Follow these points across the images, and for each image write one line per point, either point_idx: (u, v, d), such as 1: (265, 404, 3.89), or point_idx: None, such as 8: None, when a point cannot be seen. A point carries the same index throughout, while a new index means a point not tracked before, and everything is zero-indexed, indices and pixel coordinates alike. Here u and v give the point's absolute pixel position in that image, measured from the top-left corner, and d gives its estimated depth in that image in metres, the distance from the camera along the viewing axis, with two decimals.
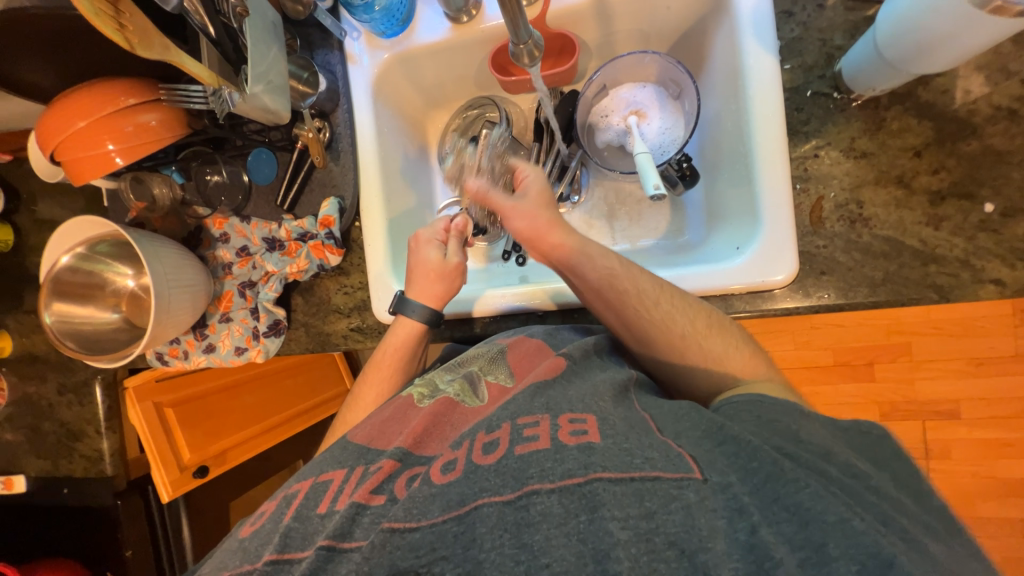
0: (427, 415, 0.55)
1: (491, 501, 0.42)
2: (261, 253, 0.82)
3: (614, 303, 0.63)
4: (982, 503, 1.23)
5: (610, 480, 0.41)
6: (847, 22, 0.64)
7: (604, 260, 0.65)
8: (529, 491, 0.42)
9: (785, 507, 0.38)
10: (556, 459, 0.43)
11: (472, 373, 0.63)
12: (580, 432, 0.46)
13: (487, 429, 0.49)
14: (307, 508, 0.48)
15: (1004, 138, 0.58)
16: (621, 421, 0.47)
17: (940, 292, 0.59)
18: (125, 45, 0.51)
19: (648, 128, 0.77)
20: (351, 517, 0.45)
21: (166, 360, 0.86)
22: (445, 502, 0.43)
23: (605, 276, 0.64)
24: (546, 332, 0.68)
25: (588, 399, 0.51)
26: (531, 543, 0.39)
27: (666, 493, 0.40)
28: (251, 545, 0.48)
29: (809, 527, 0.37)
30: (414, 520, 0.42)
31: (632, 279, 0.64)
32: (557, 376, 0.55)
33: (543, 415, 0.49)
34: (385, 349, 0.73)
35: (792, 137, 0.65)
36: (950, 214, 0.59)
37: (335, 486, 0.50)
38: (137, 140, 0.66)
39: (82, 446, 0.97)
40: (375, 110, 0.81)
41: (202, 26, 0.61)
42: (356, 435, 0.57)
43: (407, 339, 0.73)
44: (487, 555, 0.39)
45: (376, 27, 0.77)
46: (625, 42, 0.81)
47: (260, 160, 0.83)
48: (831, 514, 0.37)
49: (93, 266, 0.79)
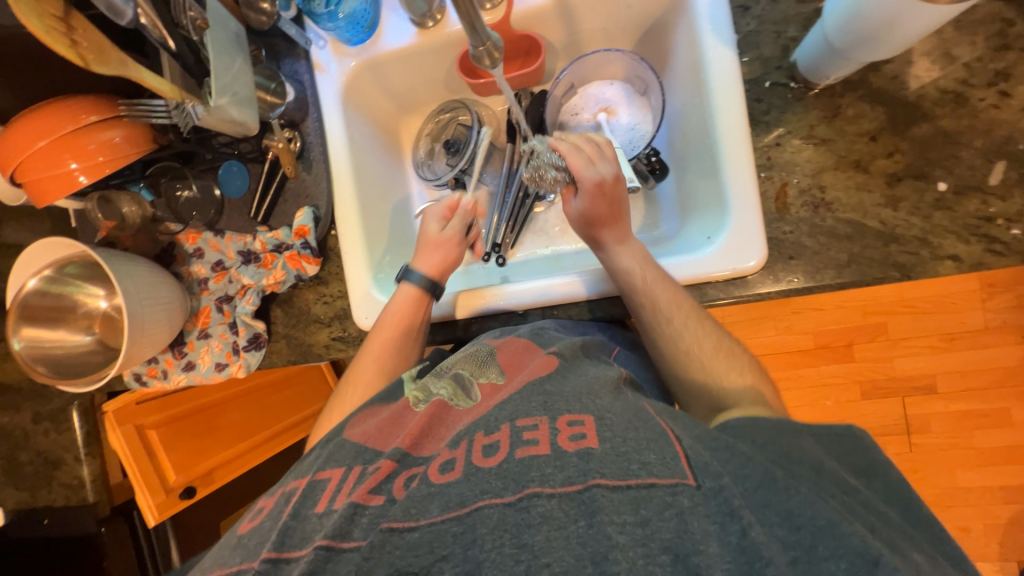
0: (423, 418, 0.55)
1: (492, 503, 0.42)
2: (237, 266, 0.81)
3: (643, 310, 0.66)
4: (963, 473, 1.27)
5: (608, 487, 0.41)
6: (800, 14, 0.66)
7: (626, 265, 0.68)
8: (530, 493, 0.42)
9: (776, 512, 0.39)
10: (556, 465, 0.44)
11: (461, 374, 0.63)
12: (579, 437, 0.46)
13: (486, 431, 0.49)
14: (303, 507, 0.48)
15: (953, 120, 0.61)
16: (619, 419, 0.48)
17: (902, 270, 0.62)
18: (79, 60, 0.51)
19: (617, 124, 0.79)
20: (349, 516, 0.44)
21: (144, 381, 0.85)
22: (444, 502, 0.43)
23: (636, 287, 0.67)
24: (533, 332, 0.69)
25: (570, 400, 0.51)
26: (531, 543, 0.40)
27: (661, 501, 0.40)
28: (250, 543, 0.48)
29: (800, 530, 0.38)
30: (412, 520, 0.42)
31: (653, 293, 0.65)
32: (553, 371, 0.57)
33: (542, 417, 0.49)
34: (387, 314, 0.74)
35: (754, 127, 0.67)
36: (907, 195, 0.62)
37: (334, 485, 0.50)
38: (101, 157, 0.64)
39: (62, 474, 0.94)
40: (345, 117, 0.81)
41: (161, 40, 0.59)
42: (354, 433, 0.57)
43: (406, 305, 0.74)
44: (487, 555, 0.40)
45: (342, 35, 0.77)
46: (591, 41, 0.82)
47: (231, 172, 0.82)
48: (821, 518, 0.39)
49: (62, 288, 0.78)
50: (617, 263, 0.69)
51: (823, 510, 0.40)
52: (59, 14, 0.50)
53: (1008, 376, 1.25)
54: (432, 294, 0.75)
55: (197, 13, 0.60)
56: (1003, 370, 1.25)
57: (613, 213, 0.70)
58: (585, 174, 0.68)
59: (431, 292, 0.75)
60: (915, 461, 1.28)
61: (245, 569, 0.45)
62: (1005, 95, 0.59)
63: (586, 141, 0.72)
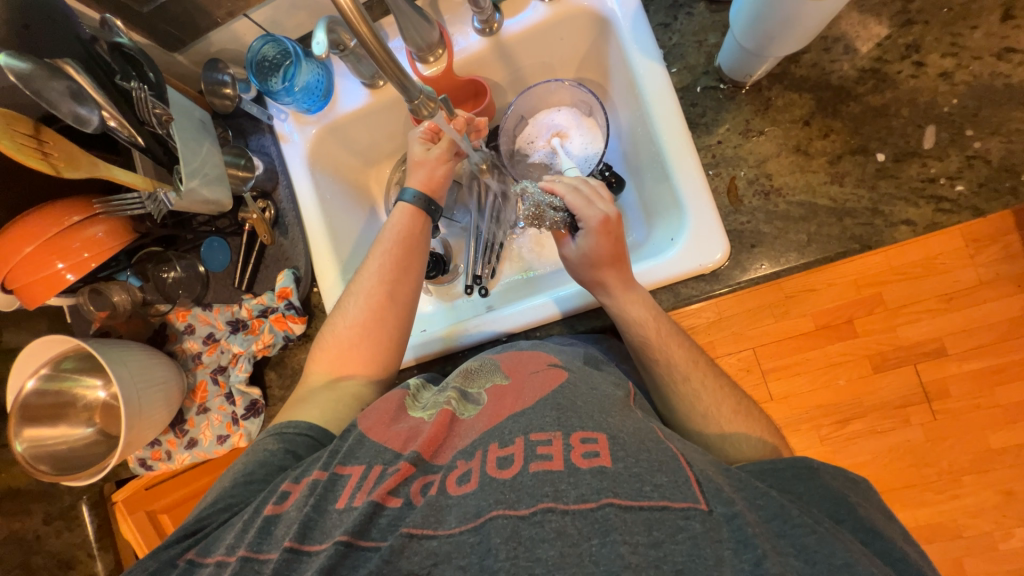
0: (437, 424, 0.56)
1: (506, 513, 0.43)
2: (227, 336, 0.83)
3: (658, 363, 0.64)
4: (995, 434, 0.97)
5: (620, 506, 0.42)
6: (716, 23, 0.71)
7: (637, 317, 0.65)
8: (544, 507, 0.43)
9: (791, 543, 0.40)
10: (570, 482, 0.44)
11: (466, 387, 0.64)
12: (592, 454, 0.46)
13: (501, 443, 0.50)
14: (325, 502, 0.50)
15: (877, 96, 0.64)
16: (632, 439, 0.48)
17: (861, 242, 0.63)
18: (52, 169, 0.56)
19: (571, 145, 0.83)
20: (369, 515, 0.47)
21: (149, 465, 0.85)
22: (462, 513, 0.45)
23: (645, 341, 0.65)
24: (534, 344, 0.70)
25: (555, 412, 0.52)
26: (546, 557, 0.40)
27: (674, 525, 0.41)
28: (276, 533, 0.49)
29: (816, 564, 0.39)
30: (432, 527, 0.45)
31: (667, 349, 0.64)
32: (563, 382, 0.57)
33: (556, 432, 0.49)
34: (386, 230, 0.76)
35: (694, 131, 0.70)
36: (849, 169, 0.64)
37: (353, 482, 0.52)
38: (86, 254, 0.68)
39: (76, 573, 0.95)
40: (313, 179, 0.85)
41: (131, 139, 0.64)
42: (373, 431, 0.57)
43: (406, 222, 0.75)
44: (502, 565, 0.41)
45: (300, 106, 0.82)
46: (533, 75, 0.87)
47: (213, 249, 0.85)
48: (839, 558, 0.39)
49: (60, 384, 0.79)
50: (627, 312, 0.66)
51: (838, 547, 0.40)
52: (31, 131, 0.54)
53: None
54: (429, 214, 0.77)
55: (162, 109, 0.65)
56: None
57: (618, 254, 0.66)
58: (586, 213, 0.66)
59: (427, 211, 0.77)
60: None
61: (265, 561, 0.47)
62: (920, 65, 0.63)
63: (581, 183, 0.70)
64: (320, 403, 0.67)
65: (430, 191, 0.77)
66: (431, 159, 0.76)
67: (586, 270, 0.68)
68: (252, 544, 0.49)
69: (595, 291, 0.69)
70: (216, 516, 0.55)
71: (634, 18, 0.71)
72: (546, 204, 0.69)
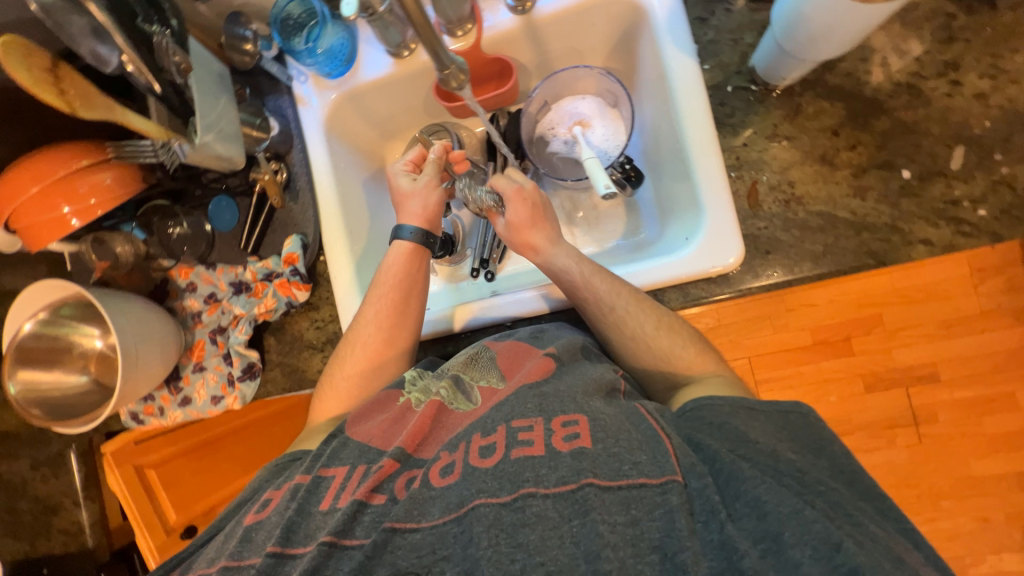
0: (425, 418, 0.55)
1: (487, 502, 0.43)
2: (229, 297, 0.82)
3: (590, 299, 0.67)
4: (978, 461, 0.99)
5: (600, 486, 0.42)
6: (755, 22, 0.70)
7: (561, 264, 0.70)
8: (526, 493, 0.43)
9: (747, 504, 0.40)
10: (551, 466, 0.44)
11: (461, 375, 0.62)
12: (573, 437, 0.46)
13: (484, 432, 0.49)
14: (308, 504, 0.50)
15: (909, 111, 0.63)
16: (613, 420, 0.48)
17: (877, 258, 0.63)
18: (65, 107, 0.54)
19: (592, 135, 0.81)
20: (352, 514, 0.46)
21: (141, 419, 0.85)
22: (445, 504, 0.44)
23: (574, 283, 0.68)
24: (532, 333, 0.69)
25: (538, 399, 0.51)
26: (527, 542, 0.40)
27: (651, 501, 0.41)
28: (257, 539, 0.49)
29: (767, 519, 0.39)
30: (414, 521, 0.44)
31: (593, 287, 0.67)
32: (549, 374, 0.56)
33: (537, 418, 0.49)
34: (382, 273, 0.75)
35: (721, 130, 0.69)
36: (873, 184, 0.63)
37: (337, 483, 0.51)
38: (92, 199, 0.67)
39: (60, 520, 0.96)
40: (328, 147, 0.84)
41: (148, 86, 0.62)
42: (359, 433, 0.57)
43: (403, 261, 0.75)
44: (484, 553, 0.41)
45: (322, 70, 0.81)
46: (561, 60, 0.85)
47: (221, 207, 0.84)
48: (787, 506, 0.39)
49: (57, 330, 0.78)
50: (554, 262, 0.71)
51: None
52: (48, 64, 0.53)
53: None
54: (428, 247, 0.77)
55: (182, 57, 0.64)
56: None
57: (535, 217, 0.73)
58: (502, 185, 0.74)
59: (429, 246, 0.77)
60: None
61: (252, 565, 0.46)
62: (956, 84, 0.62)
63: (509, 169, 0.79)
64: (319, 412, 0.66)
65: (428, 224, 0.77)
66: (420, 188, 0.76)
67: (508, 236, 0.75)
68: (234, 553, 0.48)
69: (526, 254, 0.74)
70: (200, 538, 0.56)
71: (670, 10, 0.70)
72: (475, 189, 0.77)
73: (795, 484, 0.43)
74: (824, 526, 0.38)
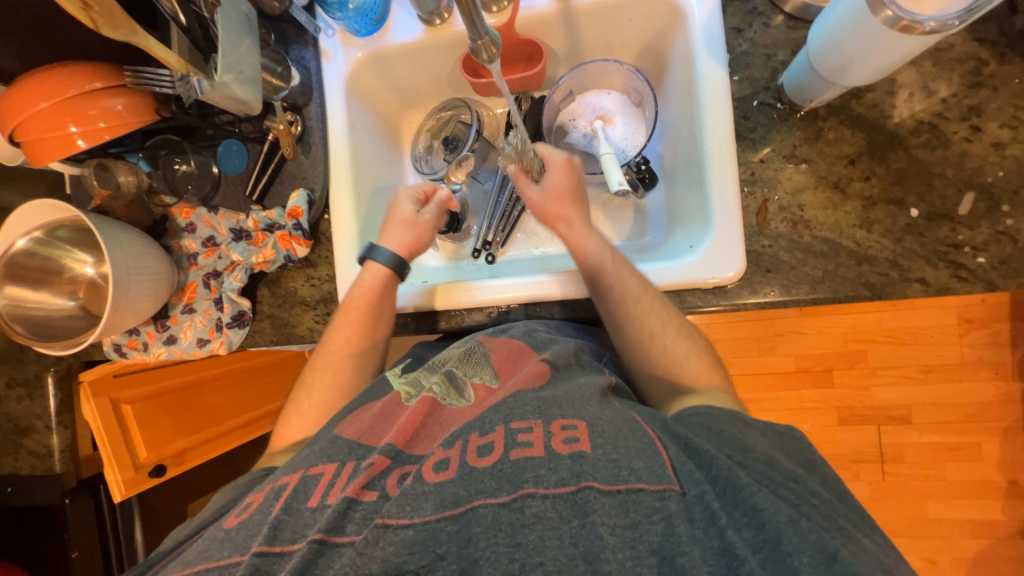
0: (417, 414, 0.55)
1: (487, 503, 0.43)
2: (227, 243, 0.81)
3: (615, 288, 0.67)
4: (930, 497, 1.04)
5: (600, 490, 0.43)
6: (790, 40, 0.69)
7: (593, 246, 0.70)
8: (525, 494, 0.43)
9: (743, 513, 0.42)
10: (550, 467, 0.45)
11: (453, 371, 0.63)
12: (572, 440, 0.47)
13: (480, 432, 0.50)
14: (296, 501, 0.49)
15: (927, 150, 0.64)
16: (610, 428, 0.49)
17: (873, 290, 0.64)
18: (88, 21, 0.53)
19: (612, 132, 0.80)
20: (343, 511, 0.45)
21: (124, 352, 0.84)
22: (439, 500, 0.44)
23: (601, 267, 0.68)
24: (524, 333, 0.69)
25: (537, 402, 0.52)
26: (527, 542, 0.41)
27: (649, 505, 0.42)
28: (239, 536, 0.49)
29: (765, 527, 0.41)
30: (407, 517, 0.43)
31: (620, 275, 0.67)
32: (542, 383, 0.56)
33: (536, 421, 0.50)
34: (354, 294, 0.75)
35: (740, 144, 0.69)
36: (880, 218, 0.64)
37: (326, 480, 0.51)
38: (101, 123, 0.66)
39: (29, 442, 0.92)
40: (348, 106, 0.83)
41: (172, 13, 0.63)
42: (346, 431, 0.58)
43: (371, 283, 0.75)
44: (483, 553, 0.41)
45: (350, 26, 0.80)
46: (591, 52, 0.85)
47: (230, 151, 0.84)
48: (782, 515, 0.41)
49: (51, 251, 0.78)
50: (586, 243, 0.70)
51: None
52: None
53: (986, 412, 1.23)
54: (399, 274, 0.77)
55: None
56: (975, 405, 1.23)
57: (575, 192, 0.73)
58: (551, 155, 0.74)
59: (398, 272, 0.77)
60: (888, 490, 1.28)
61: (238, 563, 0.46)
62: (977, 130, 0.62)
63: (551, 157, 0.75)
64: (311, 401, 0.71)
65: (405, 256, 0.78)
66: (421, 223, 0.79)
67: (541, 209, 0.74)
68: (213, 556, 0.48)
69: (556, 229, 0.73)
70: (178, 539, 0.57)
71: (708, 17, 0.70)
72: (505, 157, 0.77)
73: (790, 493, 0.44)
74: (817, 535, 0.40)
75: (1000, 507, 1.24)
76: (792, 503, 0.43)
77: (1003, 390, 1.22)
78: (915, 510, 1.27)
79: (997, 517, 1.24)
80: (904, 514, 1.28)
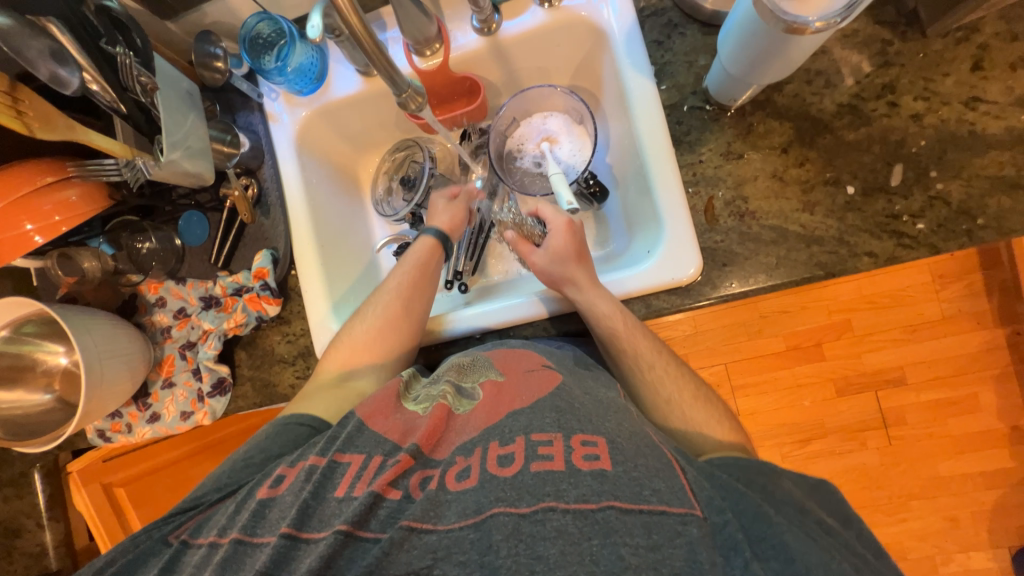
0: (438, 417, 0.56)
1: (507, 511, 0.43)
2: (197, 312, 0.82)
3: (628, 352, 0.67)
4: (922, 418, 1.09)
5: (621, 508, 0.43)
6: (707, 45, 0.73)
7: (607, 311, 0.68)
8: (546, 506, 0.43)
9: (771, 546, 0.43)
10: (570, 481, 0.45)
11: (460, 382, 0.62)
12: (592, 457, 0.46)
13: (502, 441, 0.50)
14: (324, 489, 0.50)
15: (851, 131, 0.67)
16: (631, 445, 0.48)
17: (826, 269, 0.66)
18: (25, 128, 0.57)
19: (560, 151, 0.84)
20: (369, 506, 0.46)
21: (108, 437, 0.83)
22: (462, 508, 0.45)
23: (611, 332, 0.68)
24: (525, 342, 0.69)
25: (556, 414, 0.52)
26: (547, 554, 0.41)
27: (672, 529, 0.42)
28: (272, 515, 0.50)
29: (794, 564, 0.42)
30: (431, 522, 0.44)
31: (633, 340, 0.67)
32: (559, 385, 0.57)
33: (556, 434, 0.50)
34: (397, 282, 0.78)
35: (678, 148, 0.72)
36: (821, 199, 0.67)
37: (353, 471, 0.52)
38: (57, 217, 0.67)
39: (22, 543, 0.90)
40: (300, 162, 0.85)
41: (113, 105, 0.64)
42: (374, 420, 0.58)
43: (418, 272, 0.78)
44: (504, 562, 0.41)
45: (292, 87, 0.82)
46: (528, 79, 0.88)
47: (192, 222, 0.84)
48: (813, 557, 0.43)
49: (20, 347, 0.78)
50: (597, 307, 0.69)
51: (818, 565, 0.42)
52: (6, 87, 0.55)
53: (975, 361, 1.25)
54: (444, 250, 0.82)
55: (148, 78, 0.65)
56: (964, 357, 1.25)
57: (579, 253, 0.73)
58: (553, 219, 0.76)
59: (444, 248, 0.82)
60: (895, 455, 1.28)
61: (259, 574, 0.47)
62: (894, 105, 0.66)
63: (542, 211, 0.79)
64: (324, 399, 0.68)
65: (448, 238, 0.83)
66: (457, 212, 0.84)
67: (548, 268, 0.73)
68: (246, 528, 0.49)
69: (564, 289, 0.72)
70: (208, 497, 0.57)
71: (628, 34, 0.73)
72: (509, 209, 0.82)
73: (820, 536, 0.46)
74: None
75: (1008, 455, 1.25)
76: (823, 546, 0.45)
77: (989, 340, 1.24)
78: (925, 470, 1.28)
79: (1007, 465, 1.25)
80: (915, 475, 1.28)
